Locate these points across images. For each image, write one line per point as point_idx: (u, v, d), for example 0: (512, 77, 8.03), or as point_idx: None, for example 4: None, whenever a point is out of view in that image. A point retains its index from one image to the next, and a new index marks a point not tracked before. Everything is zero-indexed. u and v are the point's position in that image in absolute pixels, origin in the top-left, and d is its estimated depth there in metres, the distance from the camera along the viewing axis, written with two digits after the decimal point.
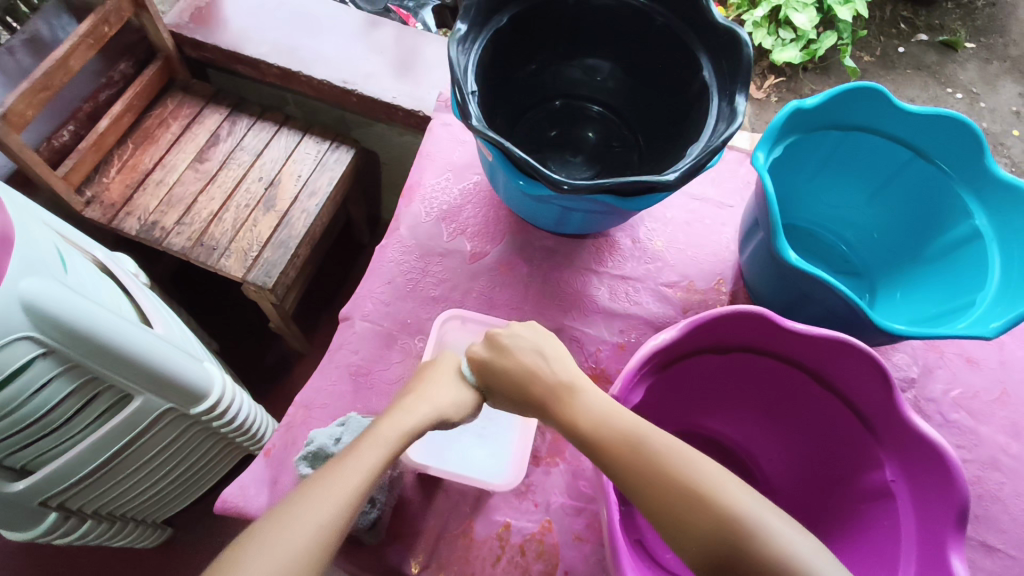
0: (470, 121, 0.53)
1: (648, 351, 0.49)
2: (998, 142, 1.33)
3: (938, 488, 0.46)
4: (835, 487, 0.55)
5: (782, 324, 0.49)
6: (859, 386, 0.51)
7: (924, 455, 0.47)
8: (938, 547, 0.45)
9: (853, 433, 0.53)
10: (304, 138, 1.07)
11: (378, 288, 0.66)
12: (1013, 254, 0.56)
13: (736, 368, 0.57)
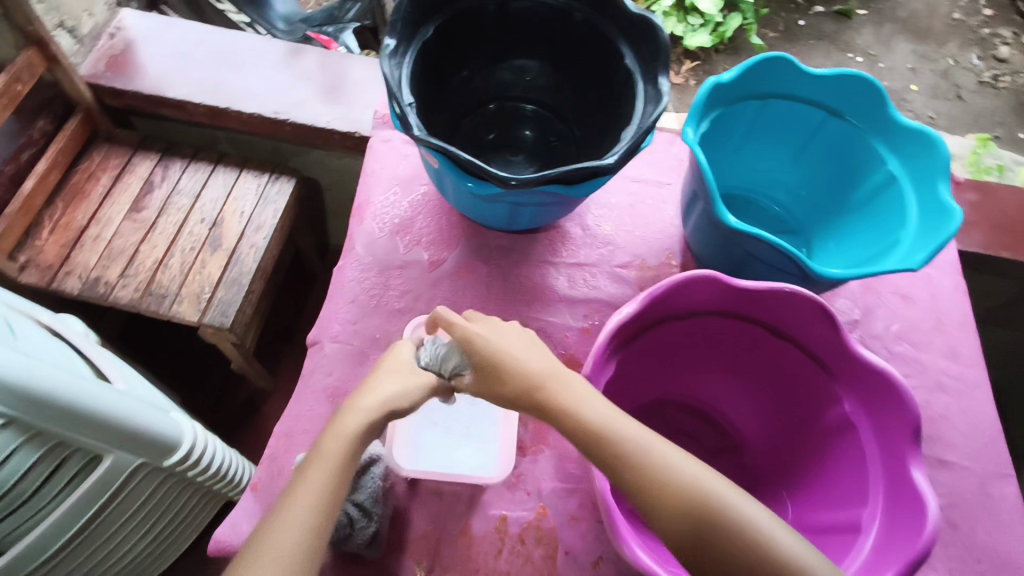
0: (413, 132, 0.55)
1: (616, 325, 0.51)
2: (901, 98, 1.45)
3: (893, 412, 0.50)
4: (800, 428, 0.59)
5: (733, 283, 0.52)
6: (810, 332, 0.55)
7: (877, 384, 0.51)
8: (902, 465, 0.49)
9: (810, 376, 0.57)
10: (241, 174, 1.06)
11: (343, 308, 0.67)
12: (926, 191, 0.62)
13: (696, 334, 0.60)
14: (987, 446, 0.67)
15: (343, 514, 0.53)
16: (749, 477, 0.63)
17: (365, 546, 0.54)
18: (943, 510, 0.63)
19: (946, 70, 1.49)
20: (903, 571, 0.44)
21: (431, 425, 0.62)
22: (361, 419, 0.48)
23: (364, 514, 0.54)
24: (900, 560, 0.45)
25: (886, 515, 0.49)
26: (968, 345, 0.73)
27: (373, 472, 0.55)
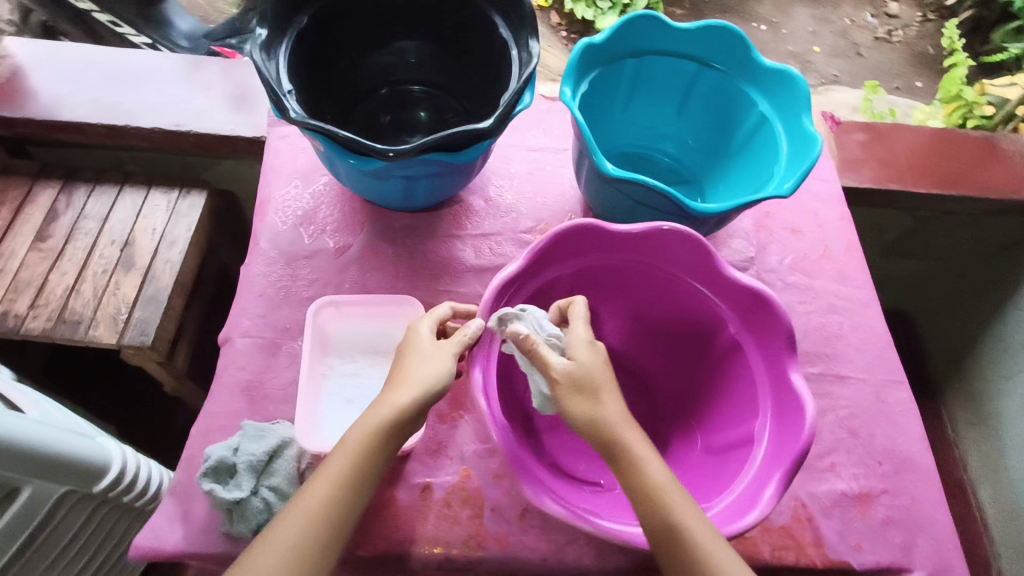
0: (289, 114, 0.55)
1: (500, 283, 0.55)
2: (806, 60, 1.56)
3: (771, 328, 0.57)
4: (698, 355, 0.65)
5: (605, 228, 0.57)
6: (691, 268, 0.60)
7: (755, 306, 0.57)
8: (784, 374, 0.56)
9: (694, 308, 0.63)
10: (150, 191, 1.03)
11: (251, 303, 0.67)
12: (794, 126, 0.66)
13: (590, 283, 0.64)
14: (880, 357, 0.72)
15: (258, 500, 0.52)
16: (661, 412, 0.68)
17: None
18: (845, 421, 0.67)
19: (844, 30, 1.62)
20: (791, 466, 0.50)
21: (344, 402, 0.58)
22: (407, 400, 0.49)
23: (280, 497, 0.53)
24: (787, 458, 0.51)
25: (774, 422, 0.55)
26: (855, 269, 0.78)
27: (286, 454, 0.54)
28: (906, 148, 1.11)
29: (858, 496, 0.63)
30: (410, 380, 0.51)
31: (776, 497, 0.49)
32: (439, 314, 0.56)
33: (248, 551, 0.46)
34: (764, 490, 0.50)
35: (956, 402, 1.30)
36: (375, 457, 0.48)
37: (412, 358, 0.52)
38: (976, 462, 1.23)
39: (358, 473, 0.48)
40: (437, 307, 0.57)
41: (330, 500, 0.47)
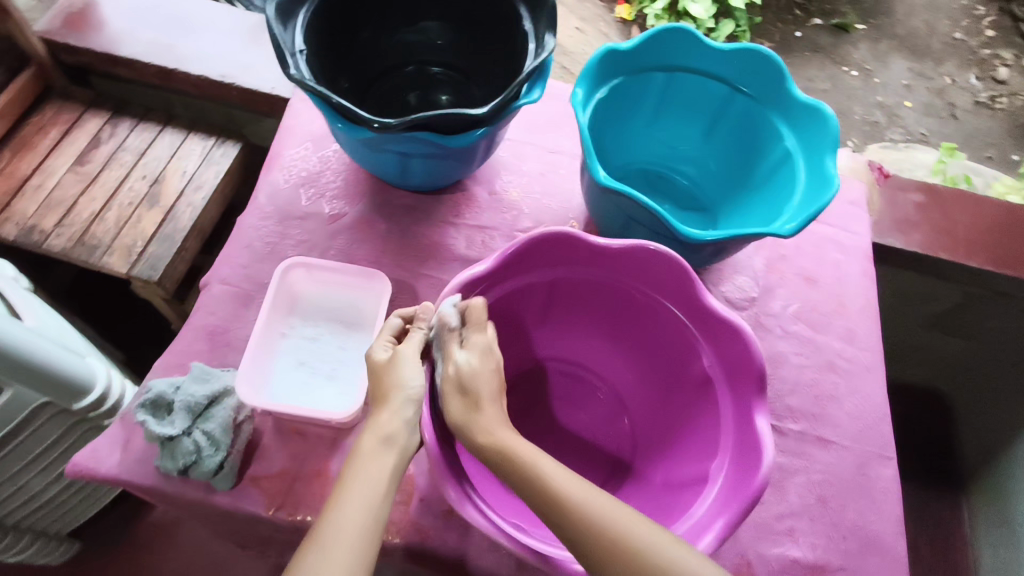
0: (289, 71, 0.55)
1: (462, 280, 0.53)
2: (893, 114, 1.48)
3: (744, 366, 0.53)
4: (670, 384, 0.62)
5: (583, 239, 0.55)
6: (672, 291, 0.57)
7: (732, 343, 0.54)
8: (750, 417, 0.52)
9: (671, 335, 0.60)
10: (189, 135, 1.06)
11: (237, 253, 0.68)
12: (815, 166, 0.62)
13: (569, 294, 0.62)
14: (871, 427, 0.67)
15: (189, 441, 0.52)
16: (633, 439, 0.66)
17: (213, 475, 0.53)
18: (816, 486, 0.62)
19: (942, 89, 1.52)
20: (738, 512, 0.47)
21: (297, 363, 0.59)
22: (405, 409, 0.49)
23: (211, 442, 0.52)
24: (735, 505, 0.47)
25: (732, 465, 0.51)
26: (866, 330, 0.73)
27: (225, 402, 0.54)
28: (967, 217, 0.96)
29: (810, 567, 0.59)
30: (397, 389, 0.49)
31: (714, 545, 0.46)
32: (390, 329, 0.54)
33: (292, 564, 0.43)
34: (703, 534, 0.47)
35: (979, 498, 1.19)
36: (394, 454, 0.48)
37: (381, 378, 0.50)
38: (990, 565, 1.13)
39: (379, 489, 0.46)
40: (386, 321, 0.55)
41: (363, 522, 0.44)
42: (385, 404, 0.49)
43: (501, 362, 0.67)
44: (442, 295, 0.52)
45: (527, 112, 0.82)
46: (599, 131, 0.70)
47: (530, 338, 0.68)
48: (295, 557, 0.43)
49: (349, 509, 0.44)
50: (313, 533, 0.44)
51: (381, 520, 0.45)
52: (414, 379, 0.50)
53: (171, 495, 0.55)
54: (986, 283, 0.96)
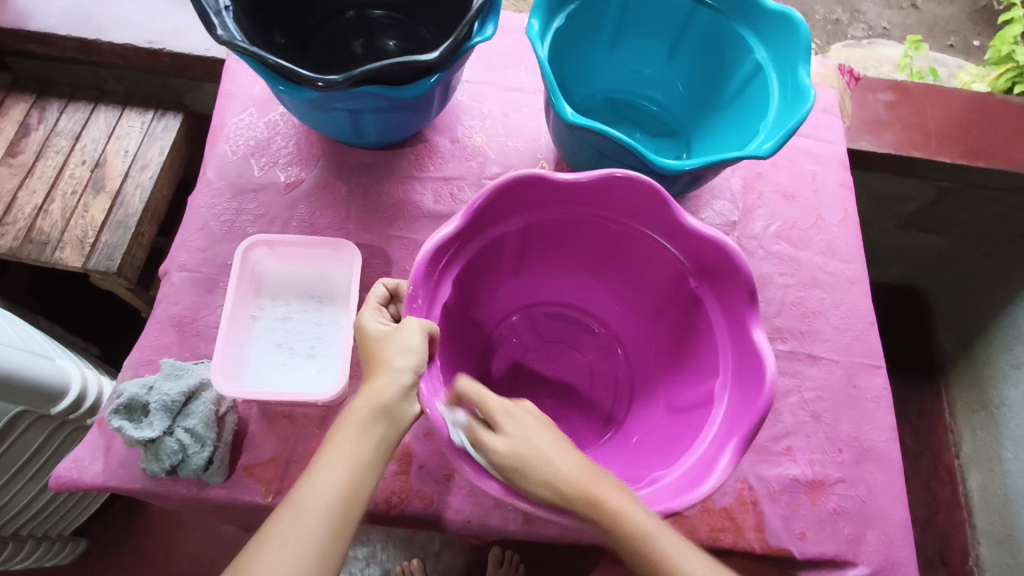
0: (216, 33, 0.49)
1: (441, 238, 0.50)
2: (855, 10, 1.43)
3: (733, 281, 0.52)
4: (661, 313, 0.61)
5: (554, 179, 0.52)
6: (651, 216, 0.55)
7: (717, 261, 0.53)
8: (747, 335, 0.51)
9: (657, 263, 0.58)
10: (125, 111, 0.99)
11: (192, 236, 0.64)
12: (788, 78, 0.59)
13: (547, 239, 0.60)
14: (858, 338, 0.67)
15: (172, 440, 0.50)
16: (632, 372, 0.67)
17: (204, 471, 0.52)
18: (809, 403, 0.63)
19: None
20: (746, 438, 0.46)
21: (273, 345, 0.57)
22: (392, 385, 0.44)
23: (195, 439, 0.51)
24: (741, 428, 0.47)
25: (733, 387, 0.51)
26: (847, 241, 0.72)
27: (202, 397, 0.52)
28: (938, 111, 0.94)
29: (809, 483, 0.59)
30: (386, 369, 0.44)
31: (731, 466, 0.45)
32: (376, 296, 0.51)
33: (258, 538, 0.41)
34: (718, 461, 0.46)
35: (958, 385, 1.23)
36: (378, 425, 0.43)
37: (383, 344, 0.45)
38: (969, 448, 1.17)
39: (361, 460, 0.43)
40: (370, 289, 0.52)
41: (338, 494, 0.41)
42: (384, 369, 0.44)
43: (484, 319, 0.66)
44: (419, 261, 0.48)
45: (481, 49, 0.77)
46: (558, 64, 0.66)
47: (511, 289, 0.67)
48: (271, 514, 0.42)
49: (325, 478, 0.42)
50: (289, 497, 0.42)
51: (357, 489, 0.42)
52: (414, 356, 0.44)
53: (163, 495, 0.53)
54: (959, 176, 0.94)
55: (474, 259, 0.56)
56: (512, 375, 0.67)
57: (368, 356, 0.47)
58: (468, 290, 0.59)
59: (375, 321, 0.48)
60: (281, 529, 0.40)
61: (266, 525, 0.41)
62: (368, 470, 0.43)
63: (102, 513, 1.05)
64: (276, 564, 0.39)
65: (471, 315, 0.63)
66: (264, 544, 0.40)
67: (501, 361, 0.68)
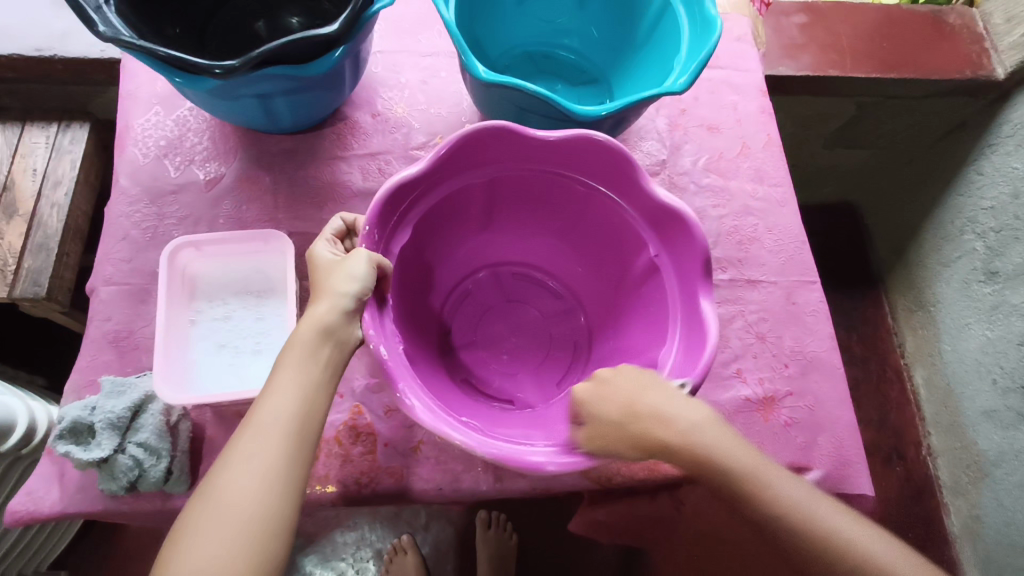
0: (97, 29, 0.47)
1: (395, 184, 0.49)
2: None
3: (689, 250, 0.52)
4: (622, 279, 0.62)
5: (517, 131, 0.52)
6: (614, 179, 0.56)
7: (675, 225, 0.53)
8: (696, 298, 0.51)
9: (617, 226, 0.58)
10: (25, 127, 0.93)
11: (114, 247, 0.61)
12: (696, 11, 0.59)
13: (510, 195, 0.60)
14: (793, 257, 0.69)
15: (126, 458, 0.49)
16: (591, 335, 0.67)
17: (165, 482, 0.51)
18: (753, 325, 0.66)
19: None
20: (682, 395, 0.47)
21: (216, 347, 0.56)
22: (330, 311, 0.44)
23: (149, 452, 0.50)
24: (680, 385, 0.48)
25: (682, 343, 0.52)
26: (773, 166, 0.74)
27: (150, 409, 0.51)
28: (849, 27, 0.95)
29: (761, 401, 0.62)
30: (327, 294, 0.45)
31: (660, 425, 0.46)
32: (332, 228, 0.51)
33: (222, 460, 0.42)
34: None
35: (897, 290, 1.29)
36: (322, 355, 0.44)
37: (329, 272, 0.46)
38: (912, 346, 1.24)
39: (309, 383, 0.43)
40: (327, 223, 0.52)
41: (292, 411, 0.42)
42: (326, 294, 0.45)
43: (447, 271, 0.66)
44: (375, 202, 0.49)
45: (390, 16, 0.75)
46: (468, 22, 0.65)
47: (478, 247, 0.67)
48: (232, 437, 0.43)
49: (280, 396, 0.43)
50: (249, 417, 0.43)
51: (310, 409, 0.43)
52: (357, 282, 0.44)
53: (127, 513, 0.52)
54: (874, 89, 0.96)
55: (431, 214, 0.56)
56: (474, 331, 0.69)
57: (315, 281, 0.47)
58: (426, 240, 0.59)
59: (326, 250, 0.49)
60: (242, 450, 0.41)
61: (228, 447, 0.42)
62: (321, 387, 0.44)
63: (77, 543, 1.02)
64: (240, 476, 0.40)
65: (431, 268, 0.63)
66: (228, 461, 0.41)
67: (462, 316, 0.69)
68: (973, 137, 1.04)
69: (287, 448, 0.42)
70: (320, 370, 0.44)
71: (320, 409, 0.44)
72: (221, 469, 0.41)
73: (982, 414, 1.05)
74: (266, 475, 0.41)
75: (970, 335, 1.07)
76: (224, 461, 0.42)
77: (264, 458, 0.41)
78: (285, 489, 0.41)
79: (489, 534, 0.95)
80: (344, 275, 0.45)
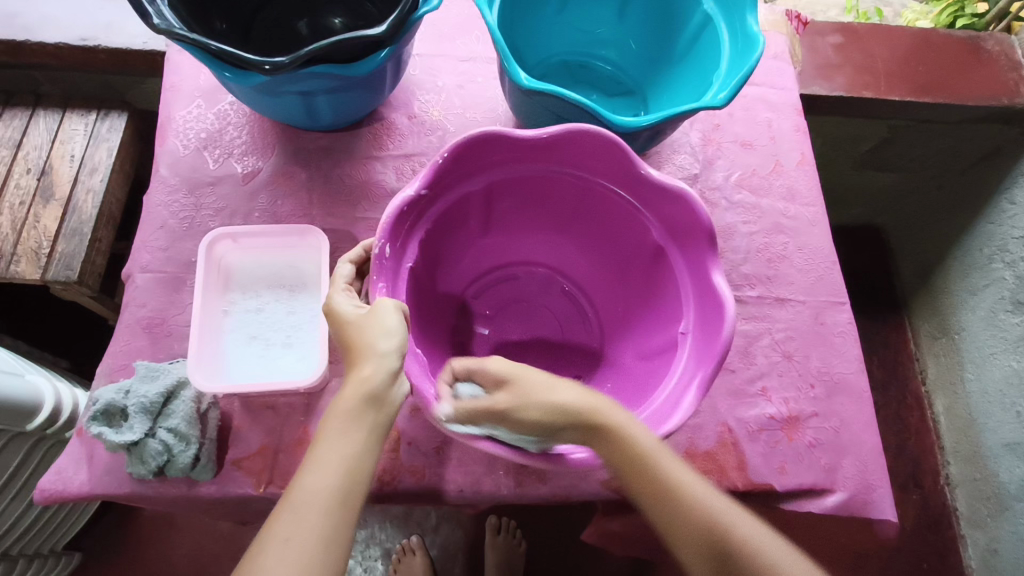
0: (152, 22, 0.48)
1: (476, 138, 0.51)
2: None
3: (713, 340, 0.48)
4: (645, 328, 0.59)
5: (605, 140, 0.52)
6: (677, 224, 0.54)
7: (715, 305, 0.50)
8: (691, 377, 0.48)
9: (664, 275, 0.56)
10: (66, 113, 0.95)
11: (152, 235, 0.62)
12: (738, 26, 0.59)
13: (575, 203, 0.60)
14: (823, 277, 0.69)
15: (155, 443, 0.50)
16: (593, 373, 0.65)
17: (192, 469, 0.52)
18: (780, 344, 0.65)
19: None
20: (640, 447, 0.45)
21: (248, 338, 0.56)
22: (372, 376, 0.43)
23: (179, 438, 0.50)
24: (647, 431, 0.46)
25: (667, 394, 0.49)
26: (805, 185, 0.73)
27: (182, 396, 0.51)
28: (885, 50, 0.95)
29: (786, 420, 0.62)
30: (365, 360, 0.43)
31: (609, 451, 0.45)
32: (343, 276, 0.50)
33: (257, 542, 0.39)
34: None
35: (921, 316, 1.27)
36: (366, 424, 0.43)
37: (359, 331, 0.44)
38: (935, 373, 1.23)
39: (353, 454, 0.42)
40: (335, 269, 0.51)
41: (334, 485, 0.41)
42: (368, 354, 0.43)
43: (500, 247, 0.68)
44: (459, 142, 0.51)
45: (430, 20, 0.76)
46: (509, 29, 0.65)
47: (536, 243, 0.68)
48: (269, 516, 0.40)
49: (320, 473, 0.41)
50: (284, 500, 0.41)
51: (354, 479, 0.41)
52: (394, 335, 0.44)
53: (152, 497, 0.53)
54: (908, 112, 0.96)
55: (495, 188, 0.58)
56: (494, 313, 0.70)
57: (345, 342, 0.45)
58: (482, 211, 0.60)
59: (346, 302, 0.47)
60: (281, 531, 0.39)
61: (264, 529, 0.40)
62: (363, 456, 0.42)
63: (92, 525, 1.04)
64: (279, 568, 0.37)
65: (482, 237, 0.65)
66: (268, 546, 0.39)
67: (492, 296, 0.70)
68: (1008, 165, 1.03)
69: (330, 524, 0.40)
70: (366, 440, 0.43)
71: (364, 478, 0.42)
72: (258, 554, 0.39)
73: (1005, 446, 1.03)
74: (311, 551, 0.39)
75: (995, 364, 1.06)
76: (261, 545, 0.39)
77: (308, 533, 0.39)
78: (331, 566, 0.39)
79: (498, 540, 0.95)
80: (383, 336, 0.43)
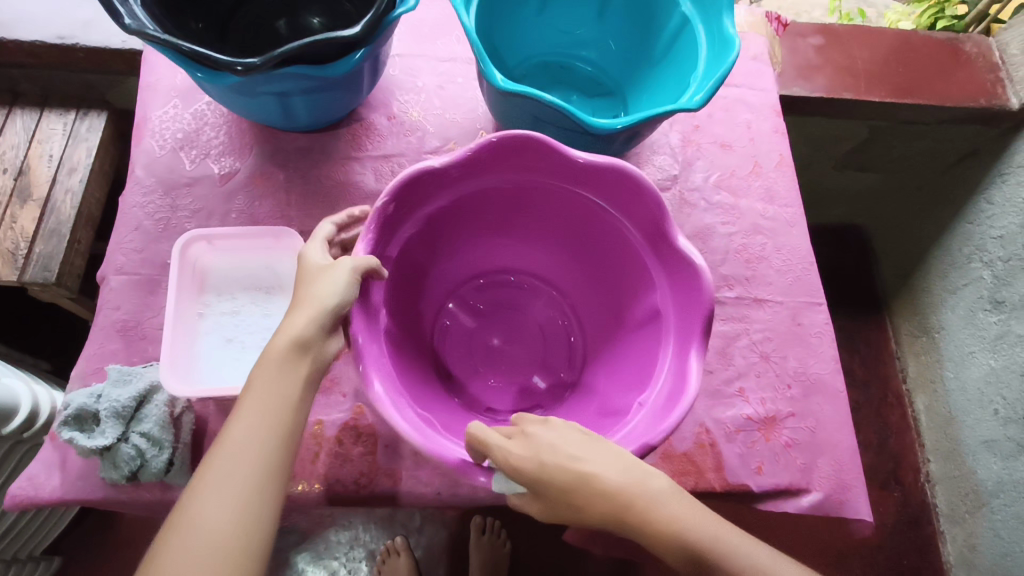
0: (123, 22, 0.47)
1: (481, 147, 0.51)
2: None
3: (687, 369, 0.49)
4: (619, 358, 0.58)
5: (604, 166, 0.51)
6: (669, 269, 0.53)
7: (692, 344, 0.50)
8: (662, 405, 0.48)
9: (647, 311, 0.55)
10: (43, 113, 0.93)
11: (126, 237, 0.62)
12: (715, 28, 0.59)
13: (571, 224, 0.60)
14: (800, 278, 0.69)
15: (128, 448, 0.49)
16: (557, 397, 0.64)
17: (165, 472, 0.51)
18: (758, 345, 0.66)
19: None
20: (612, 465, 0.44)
21: (224, 341, 0.56)
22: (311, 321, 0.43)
23: (152, 443, 0.50)
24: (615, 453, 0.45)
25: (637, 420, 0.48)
26: (784, 186, 0.74)
27: (155, 400, 0.51)
28: (865, 51, 0.96)
29: (763, 421, 0.62)
30: (308, 309, 0.43)
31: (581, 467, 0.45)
32: (325, 233, 0.50)
33: (195, 476, 0.40)
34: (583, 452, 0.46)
35: (901, 315, 1.29)
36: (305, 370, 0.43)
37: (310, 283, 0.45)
38: (915, 372, 1.24)
39: (289, 399, 0.43)
40: (318, 227, 0.51)
41: (269, 427, 0.42)
42: (309, 303, 0.44)
43: (499, 255, 0.68)
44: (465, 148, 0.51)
45: (409, 20, 0.75)
46: (488, 30, 0.65)
47: (534, 259, 0.67)
48: (207, 454, 0.41)
49: (255, 413, 0.42)
50: (220, 439, 0.41)
51: (290, 421, 0.42)
52: (340, 288, 0.43)
53: (125, 501, 0.53)
54: (887, 113, 0.96)
55: (493, 197, 0.57)
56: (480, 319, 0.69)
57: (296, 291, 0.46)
58: (479, 218, 0.60)
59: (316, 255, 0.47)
60: (216, 468, 0.40)
61: (202, 464, 0.41)
62: (299, 400, 0.43)
63: (73, 528, 1.03)
64: (212, 500, 0.39)
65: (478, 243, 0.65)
66: (203, 483, 0.40)
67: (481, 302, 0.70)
68: (986, 167, 1.04)
69: (264, 463, 0.41)
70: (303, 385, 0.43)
71: (299, 421, 0.43)
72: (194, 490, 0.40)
73: (983, 443, 1.04)
74: (245, 489, 0.40)
75: (974, 363, 1.07)
76: (198, 480, 0.40)
77: (241, 473, 0.40)
78: (265, 505, 0.40)
79: (482, 540, 0.94)
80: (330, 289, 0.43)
